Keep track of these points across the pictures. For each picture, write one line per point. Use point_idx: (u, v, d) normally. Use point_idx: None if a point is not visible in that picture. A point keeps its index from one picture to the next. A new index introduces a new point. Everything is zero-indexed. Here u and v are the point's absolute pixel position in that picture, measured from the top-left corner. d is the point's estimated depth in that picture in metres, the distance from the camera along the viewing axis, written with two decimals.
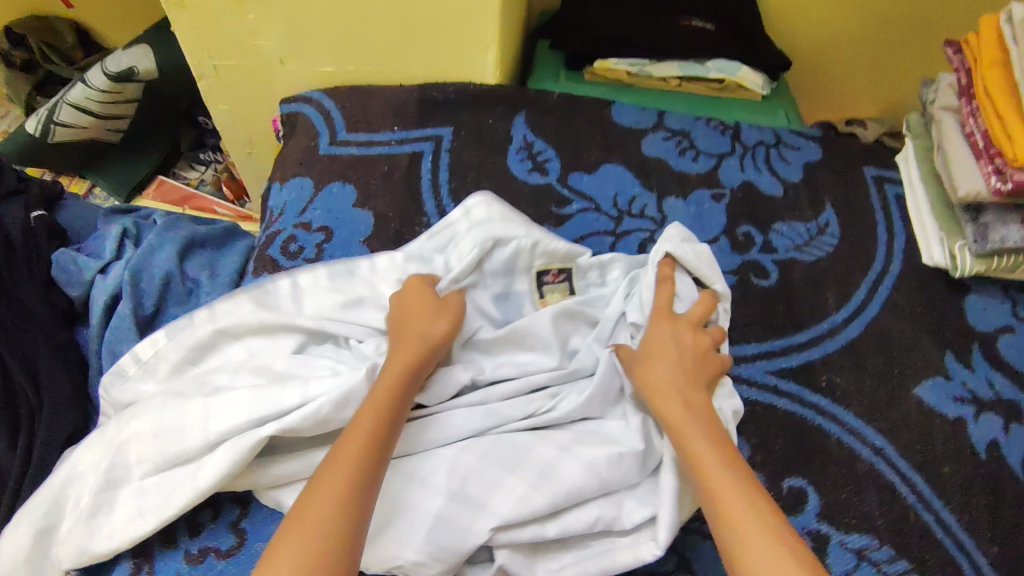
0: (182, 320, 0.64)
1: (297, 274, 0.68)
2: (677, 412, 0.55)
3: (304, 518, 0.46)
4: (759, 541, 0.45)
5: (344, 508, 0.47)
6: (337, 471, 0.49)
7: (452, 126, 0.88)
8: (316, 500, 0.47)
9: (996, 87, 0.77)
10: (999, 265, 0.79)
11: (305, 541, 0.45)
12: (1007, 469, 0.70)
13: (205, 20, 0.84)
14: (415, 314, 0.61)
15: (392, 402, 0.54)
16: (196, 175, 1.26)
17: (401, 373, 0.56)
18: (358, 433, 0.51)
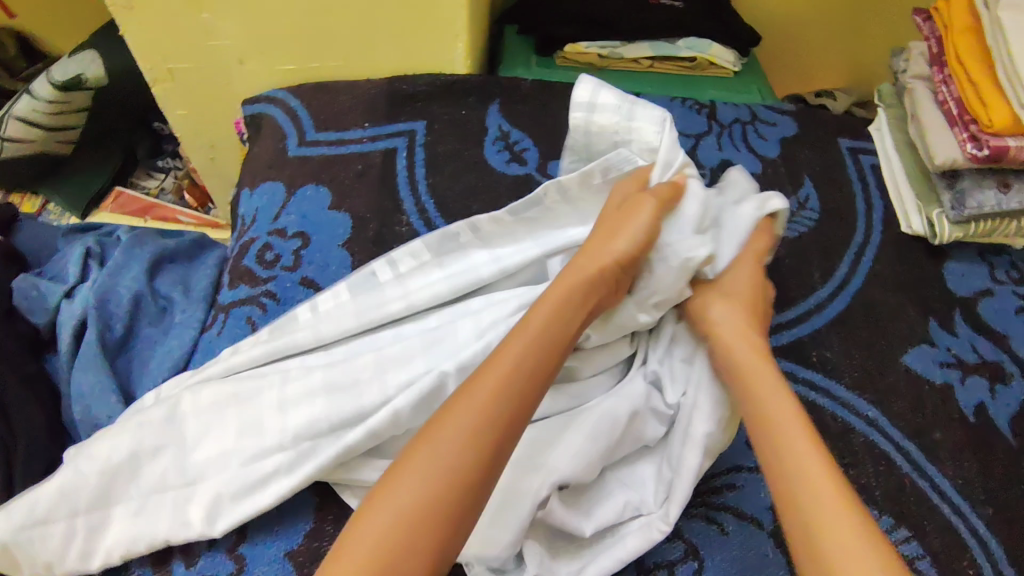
0: (368, 278, 0.63)
1: (477, 219, 0.65)
2: (750, 363, 0.55)
3: (432, 440, 0.46)
4: (828, 488, 0.47)
5: (471, 440, 0.46)
6: (469, 404, 0.47)
7: (424, 120, 0.86)
8: (445, 424, 0.46)
9: (968, 56, 0.78)
10: (976, 229, 0.80)
11: (427, 467, 0.45)
12: (994, 430, 0.71)
13: (157, 21, 0.80)
14: (609, 238, 0.58)
15: (542, 339, 0.52)
16: (155, 183, 1.21)
17: (554, 306, 0.54)
18: (503, 359, 0.50)
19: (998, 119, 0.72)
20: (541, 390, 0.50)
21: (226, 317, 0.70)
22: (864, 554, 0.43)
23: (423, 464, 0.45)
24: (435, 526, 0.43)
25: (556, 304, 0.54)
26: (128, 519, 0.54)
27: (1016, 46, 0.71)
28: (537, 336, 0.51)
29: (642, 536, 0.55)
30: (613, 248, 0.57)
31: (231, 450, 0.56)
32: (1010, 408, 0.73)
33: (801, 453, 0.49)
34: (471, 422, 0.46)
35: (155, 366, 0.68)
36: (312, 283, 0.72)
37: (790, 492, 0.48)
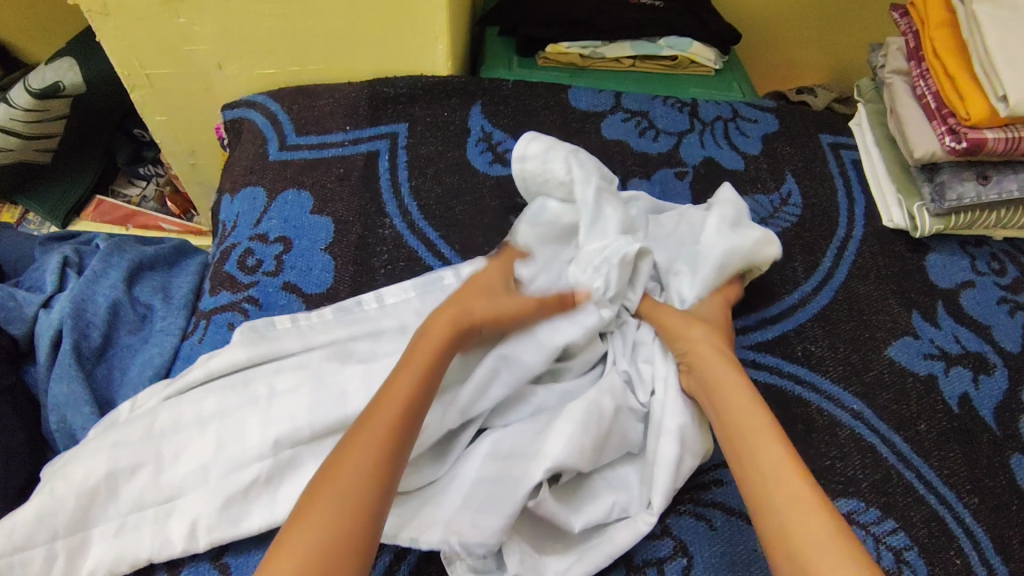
0: (354, 305, 0.66)
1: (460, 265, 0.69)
2: (721, 372, 0.57)
3: (333, 479, 0.45)
4: (783, 484, 0.48)
5: (367, 476, 0.45)
6: (376, 425, 0.48)
7: (406, 122, 0.86)
8: (344, 462, 0.46)
9: (944, 50, 0.79)
10: (956, 222, 0.81)
11: (345, 488, 0.44)
12: (979, 419, 0.72)
13: (134, 25, 0.79)
14: (476, 293, 0.60)
15: (436, 364, 0.53)
16: (137, 191, 1.20)
17: (439, 337, 0.56)
18: (395, 392, 0.50)
19: (976, 112, 0.73)
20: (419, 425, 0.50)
21: (208, 323, 0.69)
22: (823, 535, 0.45)
23: (337, 486, 0.45)
24: (354, 546, 0.43)
25: (441, 342, 0.55)
26: (105, 531, 0.53)
27: (991, 40, 0.72)
28: (433, 361, 0.53)
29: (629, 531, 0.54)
30: (479, 305, 0.59)
31: (209, 463, 0.55)
32: (994, 399, 0.73)
33: (763, 450, 0.51)
34: (367, 458, 0.46)
35: (136, 374, 0.67)
36: (295, 288, 0.72)
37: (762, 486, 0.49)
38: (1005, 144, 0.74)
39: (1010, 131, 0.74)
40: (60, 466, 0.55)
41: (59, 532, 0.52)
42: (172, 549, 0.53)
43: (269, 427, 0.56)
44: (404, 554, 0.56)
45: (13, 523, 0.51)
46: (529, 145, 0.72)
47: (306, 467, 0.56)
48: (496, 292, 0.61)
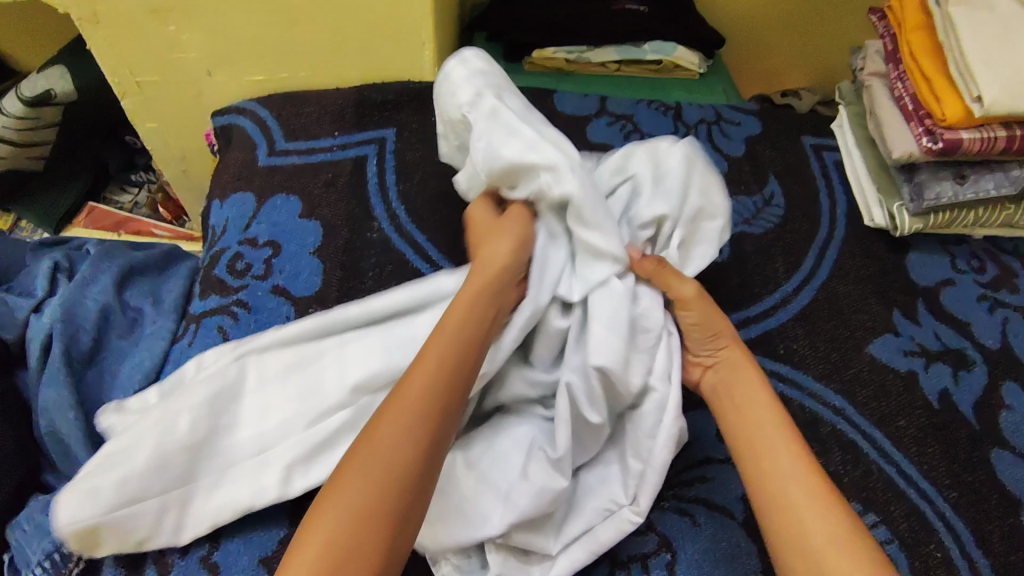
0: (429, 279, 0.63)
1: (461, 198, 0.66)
2: (751, 397, 0.58)
3: (369, 450, 0.47)
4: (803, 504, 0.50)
5: (403, 445, 0.48)
6: (405, 402, 0.50)
7: (394, 127, 0.87)
8: (378, 433, 0.48)
9: (921, 52, 0.80)
10: (935, 221, 0.83)
11: (377, 460, 0.47)
12: (958, 415, 0.73)
13: (123, 33, 0.80)
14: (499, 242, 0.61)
15: (466, 332, 0.55)
16: (128, 198, 1.20)
17: (472, 300, 0.56)
18: (427, 362, 0.52)
19: (951, 114, 0.75)
20: (457, 395, 0.52)
21: (197, 327, 0.70)
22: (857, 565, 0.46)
23: (367, 459, 0.47)
24: (386, 517, 0.45)
25: (468, 302, 0.56)
26: (201, 483, 0.56)
27: (966, 42, 0.73)
28: (461, 330, 0.54)
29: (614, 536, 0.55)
30: (501, 249, 0.60)
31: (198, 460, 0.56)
32: (973, 394, 0.74)
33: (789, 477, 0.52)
34: (401, 430, 0.48)
35: (126, 378, 0.68)
36: (284, 291, 0.73)
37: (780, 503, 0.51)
38: (980, 144, 0.76)
39: (985, 131, 0.75)
40: (141, 427, 0.57)
41: (151, 488, 0.55)
42: (267, 494, 0.56)
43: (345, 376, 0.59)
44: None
45: (97, 485, 0.54)
46: (473, 60, 0.68)
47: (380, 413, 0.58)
48: (522, 240, 0.61)
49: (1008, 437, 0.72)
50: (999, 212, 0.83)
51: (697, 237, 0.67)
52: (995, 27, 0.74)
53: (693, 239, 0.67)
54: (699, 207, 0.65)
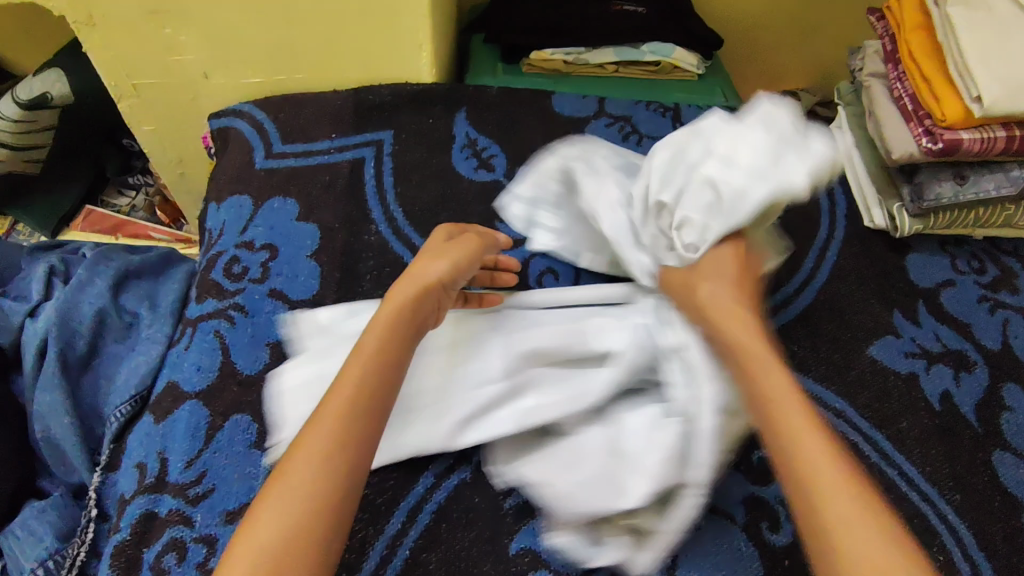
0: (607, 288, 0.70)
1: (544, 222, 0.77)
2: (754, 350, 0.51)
3: (285, 477, 0.46)
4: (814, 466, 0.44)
5: (321, 466, 0.47)
6: (318, 435, 0.48)
7: (392, 129, 0.86)
8: (297, 457, 0.47)
9: (920, 53, 0.80)
10: (935, 222, 0.83)
11: (294, 490, 0.45)
12: (960, 416, 0.72)
13: (119, 35, 0.80)
14: (430, 260, 0.60)
15: (382, 355, 0.53)
16: (126, 202, 1.20)
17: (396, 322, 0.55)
18: (347, 377, 0.51)
19: (951, 114, 0.74)
20: (383, 409, 0.51)
21: (193, 331, 0.69)
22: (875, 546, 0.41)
23: (279, 497, 0.45)
24: (314, 541, 0.44)
25: (394, 310, 0.56)
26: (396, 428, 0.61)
27: (964, 43, 0.73)
28: (377, 357, 0.53)
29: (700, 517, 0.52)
30: (434, 268, 0.59)
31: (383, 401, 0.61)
32: (975, 396, 0.74)
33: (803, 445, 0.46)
34: (318, 450, 0.47)
35: (122, 383, 0.68)
36: (281, 295, 0.72)
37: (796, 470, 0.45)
38: (979, 144, 0.75)
39: (985, 131, 0.75)
40: None
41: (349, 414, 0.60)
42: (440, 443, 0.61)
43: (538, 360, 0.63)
44: (401, 537, 0.59)
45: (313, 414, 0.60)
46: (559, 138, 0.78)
47: (540, 390, 0.62)
48: (456, 262, 0.61)
49: (1011, 438, 0.72)
50: (999, 212, 0.83)
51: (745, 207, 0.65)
52: (993, 27, 0.74)
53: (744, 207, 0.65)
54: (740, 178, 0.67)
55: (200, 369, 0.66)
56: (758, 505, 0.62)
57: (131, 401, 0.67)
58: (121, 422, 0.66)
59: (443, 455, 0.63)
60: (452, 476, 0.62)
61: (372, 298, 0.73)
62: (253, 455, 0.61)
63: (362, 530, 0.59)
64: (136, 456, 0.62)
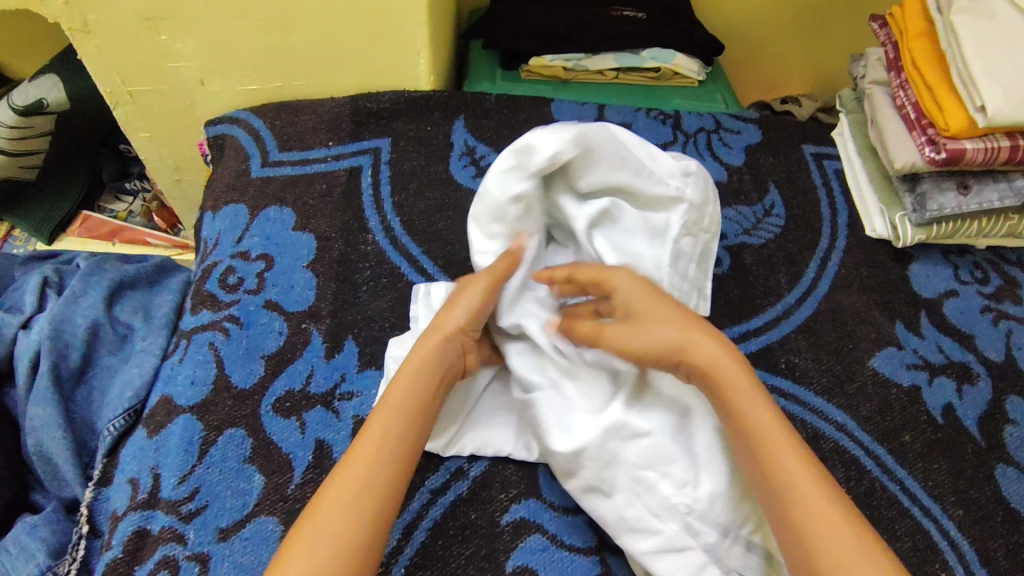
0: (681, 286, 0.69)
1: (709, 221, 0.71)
2: (742, 390, 0.53)
3: (316, 521, 0.48)
4: (815, 500, 0.48)
5: (350, 508, 0.48)
6: (348, 478, 0.50)
7: (390, 137, 0.85)
8: (326, 499, 0.49)
9: (924, 61, 0.79)
10: (938, 232, 0.82)
11: (324, 533, 0.47)
12: (963, 430, 0.72)
13: (114, 41, 0.79)
14: (449, 307, 0.60)
15: (407, 406, 0.54)
16: (123, 207, 1.19)
17: (422, 375, 0.56)
18: (374, 424, 0.53)
19: (954, 123, 0.74)
20: (411, 454, 0.53)
21: (188, 343, 0.69)
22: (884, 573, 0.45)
23: (311, 544, 0.46)
24: None
25: (418, 361, 0.57)
26: (470, 426, 0.64)
27: (969, 52, 0.72)
28: (405, 398, 0.54)
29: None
30: (454, 316, 0.60)
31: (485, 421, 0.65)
32: (978, 408, 0.73)
33: (807, 484, 0.49)
34: (349, 493, 0.49)
35: (114, 397, 0.67)
36: (276, 306, 0.71)
37: (792, 500, 0.48)
38: (983, 154, 0.75)
39: (989, 141, 0.74)
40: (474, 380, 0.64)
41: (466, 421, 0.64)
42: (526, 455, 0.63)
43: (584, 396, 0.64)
44: (396, 555, 0.58)
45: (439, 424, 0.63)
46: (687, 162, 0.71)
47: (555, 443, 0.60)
48: (479, 313, 0.60)
49: (1013, 452, 0.71)
50: (1002, 221, 0.82)
51: (630, 230, 0.68)
52: (998, 35, 0.73)
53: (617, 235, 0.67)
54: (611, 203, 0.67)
55: (194, 383, 0.65)
56: None
57: (124, 415, 0.66)
58: (113, 436, 0.65)
59: (439, 469, 0.63)
60: (448, 492, 0.61)
61: (369, 309, 0.72)
62: (247, 470, 0.61)
63: None
64: (128, 472, 0.61)
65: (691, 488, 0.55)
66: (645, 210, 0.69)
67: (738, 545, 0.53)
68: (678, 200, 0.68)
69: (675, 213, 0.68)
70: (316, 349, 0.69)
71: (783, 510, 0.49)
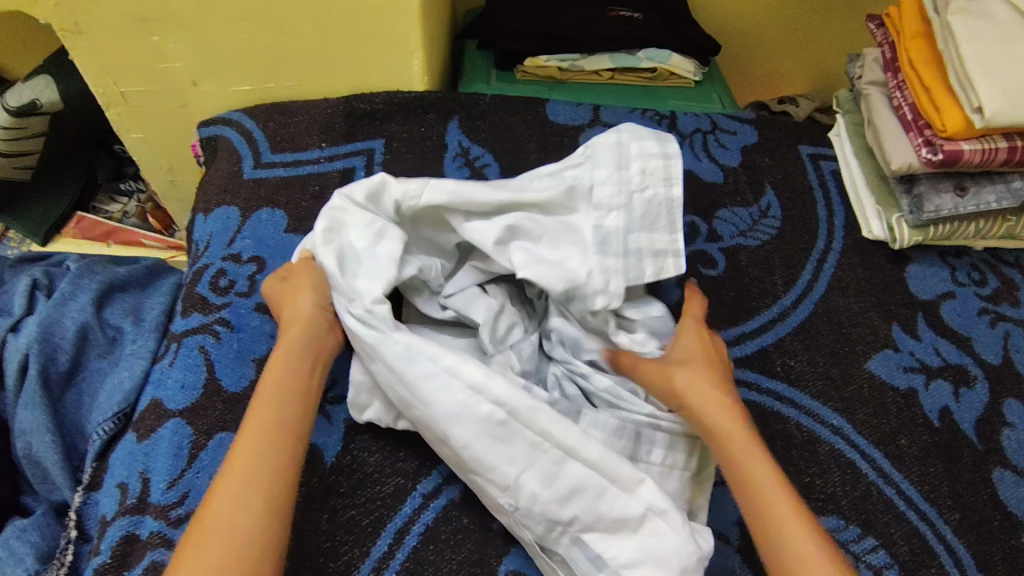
0: (634, 268, 0.65)
1: (651, 179, 0.67)
2: (743, 445, 0.55)
3: (204, 524, 0.47)
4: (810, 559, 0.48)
5: (235, 504, 0.47)
6: (232, 479, 0.49)
7: (383, 138, 0.85)
8: (209, 505, 0.48)
9: (921, 61, 0.79)
10: (935, 233, 0.81)
11: (205, 542, 0.45)
12: (960, 433, 0.71)
13: (105, 42, 0.78)
14: (297, 302, 0.61)
15: (277, 398, 0.54)
16: (118, 208, 1.18)
17: (285, 374, 0.56)
18: (253, 421, 0.52)
19: (951, 125, 0.73)
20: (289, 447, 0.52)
21: (179, 346, 0.68)
22: None
23: (198, 539, 0.46)
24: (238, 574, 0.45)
25: (281, 359, 0.57)
26: None
27: (965, 52, 0.72)
28: (274, 391, 0.54)
29: (687, 559, 0.50)
30: (304, 305, 0.61)
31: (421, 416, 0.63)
32: (975, 412, 0.73)
33: (797, 537, 0.49)
34: (225, 491, 0.48)
35: (104, 401, 0.67)
36: (268, 309, 0.71)
37: (785, 558, 0.49)
38: (981, 155, 0.74)
39: (986, 142, 0.74)
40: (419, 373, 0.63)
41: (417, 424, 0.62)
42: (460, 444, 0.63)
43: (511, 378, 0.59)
44: (387, 560, 0.57)
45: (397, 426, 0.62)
46: (601, 144, 0.68)
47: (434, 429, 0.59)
48: (321, 288, 0.62)
49: (1011, 455, 0.70)
50: (1000, 223, 0.81)
51: (551, 238, 0.65)
52: (995, 35, 0.72)
53: (538, 246, 0.65)
54: (514, 220, 0.65)
55: (184, 387, 0.65)
56: None
57: (114, 418, 0.66)
58: (103, 440, 0.65)
59: (431, 474, 0.62)
60: (440, 497, 0.61)
61: None
62: None
63: (348, 552, 0.57)
64: (117, 476, 0.61)
65: (512, 491, 0.53)
66: (554, 213, 0.67)
67: (575, 538, 0.53)
68: (574, 188, 0.66)
69: (579, 202, 0.67)
70: None
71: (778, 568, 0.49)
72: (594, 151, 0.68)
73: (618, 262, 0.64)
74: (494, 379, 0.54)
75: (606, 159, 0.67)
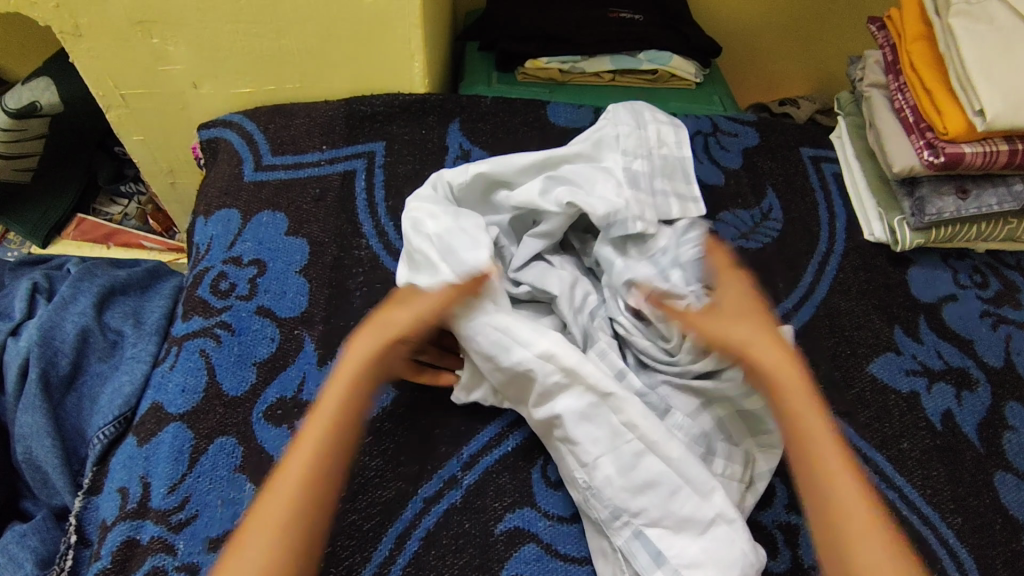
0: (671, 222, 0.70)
1: (665, 137, 0.74)
2: (804, 408, 0.54)
3: (264, 521, 0.48)
4: (861, 535, 0.48)
5: (290, 509, 0.49)
6: (285, 483, 0.50)
7: (384, 141, 0.85)
8: (266, 505, 0.49)
9: (923, 63, 0.78)
10: (936, 236, 0.81)
11: (255, 544, 0.47)
12: (962, 436, 0.71)
13: (106, 45, 0.78)
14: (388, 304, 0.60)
15: (337, 411, 0.54)
16: (118, 210, 1.18)
17: (348, 383, 0.56)
18: (311, 424, 0.53)
19: (953, 127, 0.73)
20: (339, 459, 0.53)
21: (180, 350, 0.68)
22: None
23: (242, 546, 0.48)
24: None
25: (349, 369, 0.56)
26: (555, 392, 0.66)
27: (967, 54, 0.72)
28: (337, 401, 0.54)
29: (747, 566, 0.52)
30: (395, 315, 0.59)
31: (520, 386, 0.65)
32: (977, 414, 0.73)
33: (854, 512, 0.49)
34: (282, 494, 0.50)
35: (105, 404, 0.67)
36: (269, 312, 0.71)
37: (835, 530, 0.49)
38: (983, 158, 0.74)
39: (988, 145, 0.74)
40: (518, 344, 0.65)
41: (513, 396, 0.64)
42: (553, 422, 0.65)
43: (605, 360, 0.61)
44: (388, 565, 0.57)
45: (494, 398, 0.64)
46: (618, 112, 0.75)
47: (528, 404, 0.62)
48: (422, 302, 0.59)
49: (1012, 459, 0.70)
50: (1002, 226, 0.81)
51: (587, 181, 0.68)
52: (997, 37, 0.72)
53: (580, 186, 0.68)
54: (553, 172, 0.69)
55: (185, 391, 0.64)
56: (756, 528, 0.61)
57: (114, 422, 0.65)
58: (104, 444, 0.65)
59: (432, 478, 0.62)
60: (442, 501, 0.61)
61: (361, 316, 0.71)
62: (237, 479, 0.60)
63: (350, 557, 0.57)
64: (118, 480, 0.61)
65: (591, 471, 0.55)
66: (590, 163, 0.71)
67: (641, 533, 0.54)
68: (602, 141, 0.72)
69: (609, 151, 0.72)
70: (308, 356, 0.68)
71: (826, 541, 0.49)
72: (612, 114, 0.74)
73: (647, 198, 0.69)
74: (588, 364, 0.56)
75: (625, 118, 0.74)
